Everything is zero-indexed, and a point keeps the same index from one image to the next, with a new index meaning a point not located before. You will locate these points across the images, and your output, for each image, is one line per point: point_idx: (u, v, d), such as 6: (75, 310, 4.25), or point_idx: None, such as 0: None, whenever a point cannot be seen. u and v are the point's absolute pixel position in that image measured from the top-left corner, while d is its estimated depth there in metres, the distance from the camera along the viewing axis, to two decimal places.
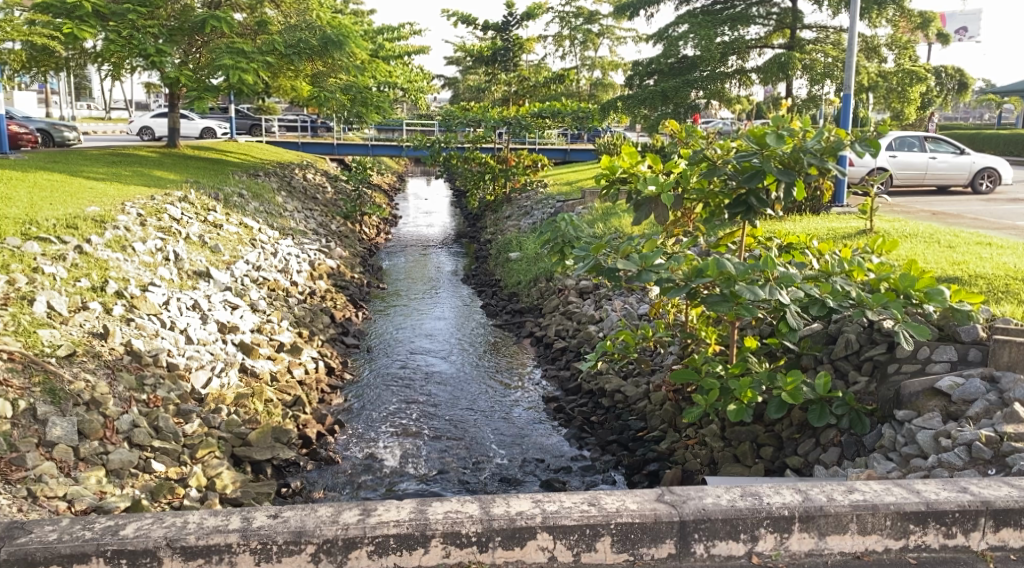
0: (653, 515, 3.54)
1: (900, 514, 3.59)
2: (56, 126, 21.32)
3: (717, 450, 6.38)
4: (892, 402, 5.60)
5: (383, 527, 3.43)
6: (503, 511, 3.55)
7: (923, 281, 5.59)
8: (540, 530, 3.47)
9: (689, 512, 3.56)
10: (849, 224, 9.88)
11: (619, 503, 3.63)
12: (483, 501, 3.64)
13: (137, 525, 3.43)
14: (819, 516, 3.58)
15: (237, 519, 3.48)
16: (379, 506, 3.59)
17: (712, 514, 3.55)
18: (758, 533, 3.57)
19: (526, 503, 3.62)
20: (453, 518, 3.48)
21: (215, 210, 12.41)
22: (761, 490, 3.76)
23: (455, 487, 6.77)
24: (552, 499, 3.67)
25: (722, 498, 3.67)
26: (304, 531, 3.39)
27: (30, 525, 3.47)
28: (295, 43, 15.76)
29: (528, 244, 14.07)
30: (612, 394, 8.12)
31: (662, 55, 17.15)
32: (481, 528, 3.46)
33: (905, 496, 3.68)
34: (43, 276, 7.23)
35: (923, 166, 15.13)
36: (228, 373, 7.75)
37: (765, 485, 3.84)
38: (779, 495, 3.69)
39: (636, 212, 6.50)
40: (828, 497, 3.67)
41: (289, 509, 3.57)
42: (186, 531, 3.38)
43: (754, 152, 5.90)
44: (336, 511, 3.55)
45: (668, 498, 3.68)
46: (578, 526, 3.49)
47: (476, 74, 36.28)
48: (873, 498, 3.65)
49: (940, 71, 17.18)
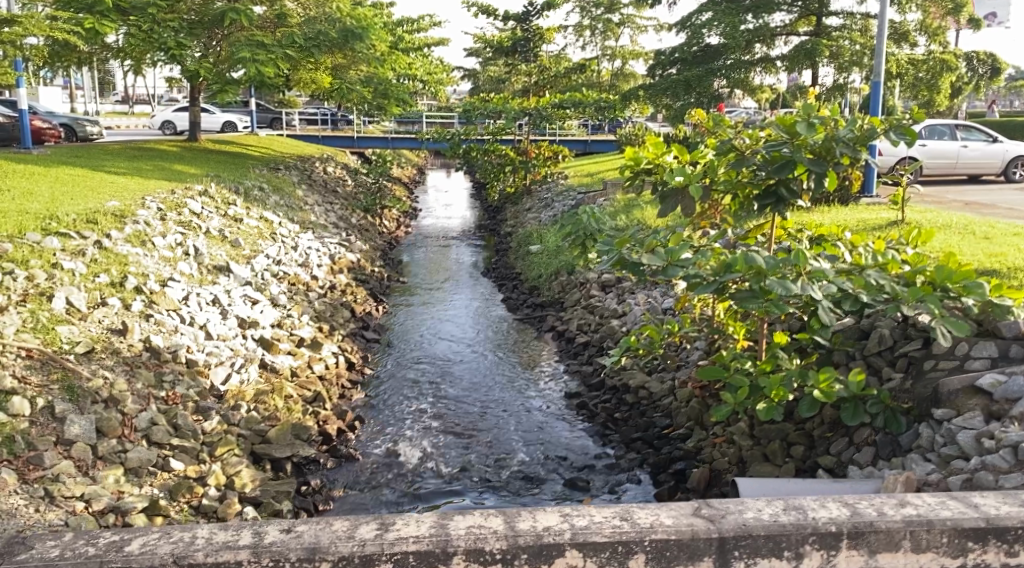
0: (690, 531, 3.39)
1: (958, 531, 3.42)
2: (79, 121, 21.40)
3: (746, 449, 6.22)
4: (930, 401, 5.40)
5: (402, 544, 3.30)
6: (529, 526, 3.41)
7: (961, 275, 5.42)
8: (568, 547, 3.33)
9: (729, 528, 3.41)
10: (880, 214, 9.63)
11: (653, 518, 3.48)
12: (507, 515, 3.51)
13: (142, 541, 3.33)
14: (870, 532, 3.41)
15: (248, 535, 3.38)
16: (398, 520, 3.47)
17: (754, 530, 3.40)
18: (803, 550, 3.40)
19: (555, 517, 3.49)
20: (476, 534, 3.36)
21: (235, 204, 12.35)
22: (804, 503, 3.60)
23: (477, 486, 6.65)
24: (581, 514, 3.53)
25: (763, 512, 3.52)
26: (318, 548, 3.28)
27: (31, 539, 3.39)
28: (314, 35, 15.62)
29: (549, 237, 13.91)
30: (636, 390, 7.94)
31: (686, 44, 16.87)
32: (506, 545, 3.32)
33: (962, 511, 3.51)
34: (62, 271, 7.19)
35: (955, 155, 14.78)
36: (247, 369, 7.65)
37: (808, 496, 3.68)
38: (824, 509, 3.54)
39: (662, 204, 6.33)
40: (878, 512, 3.51)
41: (304, 523, 3.47)
42: (194, 548, 3.28)
43: (784, 141, 5.72)
44: (352, 525, 3.44)
45: (705, 512, 3.53)
46: (610, 543, 3.35)
47: (496, 65, 36.12)
48: (928, 513, 3.48)
49: (971, 57, 16.79)
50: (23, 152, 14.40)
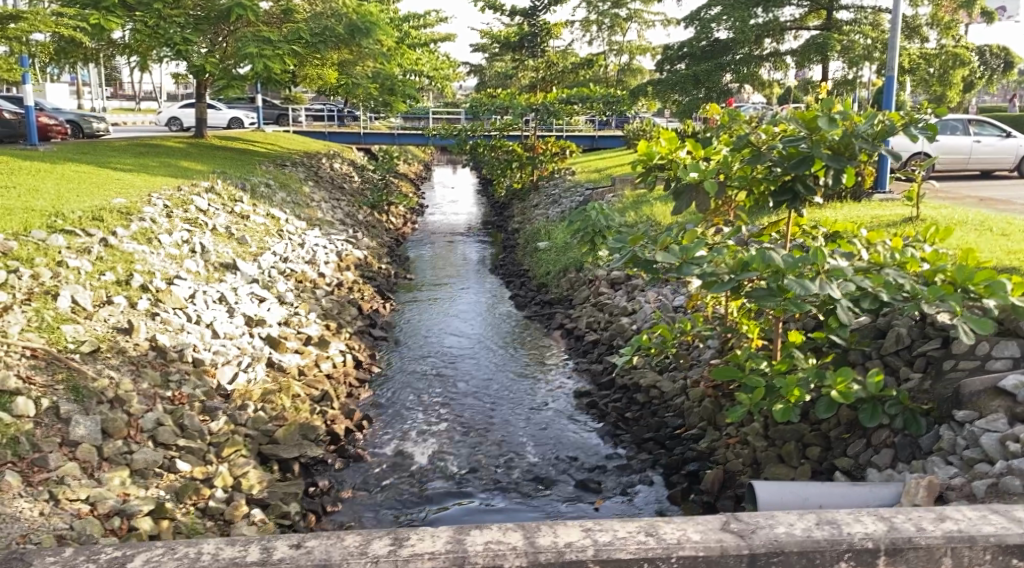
0: (719, 548, 3.29)
1: (1002, 547, 3.36)
2: (85, 118, 21.35)
3: (761, 450, 6.11)
4: (951, 402, 5.28)
5: (418, 560, 3.23)
6: (550, 542, 3.34)
7: (983, 274, 5.30)
8: (591, 564, 3.26)
9: (760, 545, 3.33)
10: (894, 211, 9.49)
11: (679, 533, 3.39)
12: (527, 529, 3.44)
13: (144, 557, 3.26)
14: (908, 549, 3.34)
15: (256, 550, 3.31)
16: (412, 535, 3.38)
17: (786, 546, 3.32)
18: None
19: (576, 532, 3.39)
20: (495, 550, 3.29)
21: (241, 201, 12.27)
22: (837, 517, 3.51)
23: (487, 487, 6.55)
24: (604, 528, 3.45)
25: (794, 526, 3.43)
26: (329, 564, 3.20)
27: (30, 554, 3.32)
28: (320, 31, 15.54)
29: (557, 234, 13.78)
30: (647, 389, 7.83)
31: (695, 39, 16.74)
32: (526, 561, 3.26)
33: (1006, 525, 3.43)
34: (67, 270, 7.12)
35: (967, 150, 14.62)
36: (255, 368, 7.57)
37: (841, 509, 3.60)
38: (859, 523, 3.46)
39: (676, 200, 6.23)
40: (917, 527, 3.42)
41: (313, 537, 3.38)
42: (200, 564, 3.21)
43: (802, 136, 5.62)
44: (365, 540, 3.36)
45: (734, 527, 3.44)
46: (635, 560, 3.26)
47: (502, 60, 35.97)
48: (970, 528, 3.41)
49: (983, 51, 16.59)
50: (29, 149, 14.34)
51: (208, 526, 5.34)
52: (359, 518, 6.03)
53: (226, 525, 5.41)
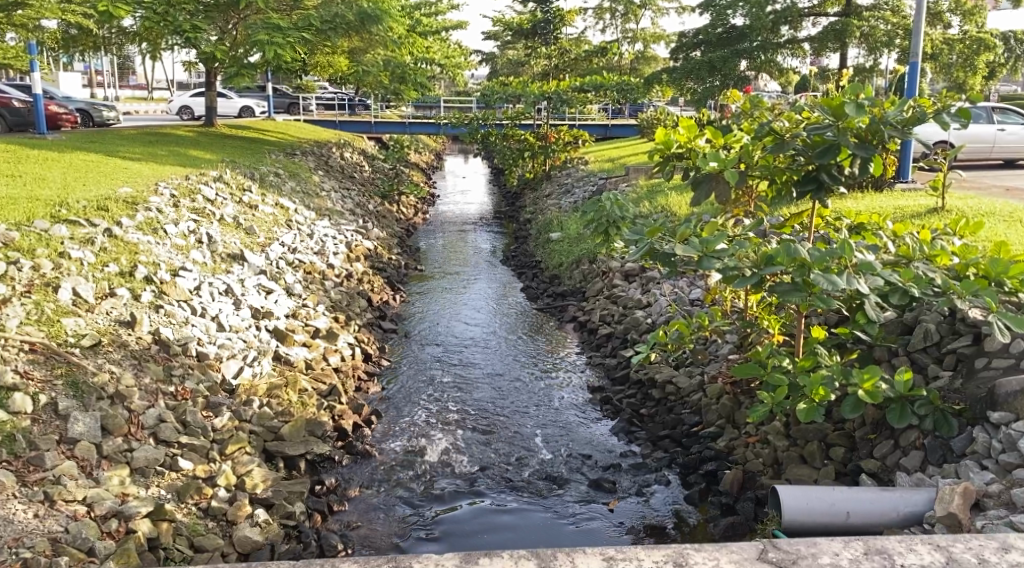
0: None
1: None
2: (95, 106, 21.22)
3: (782, 450, 5.90)
4: (984, 403, 5.04)
5: None
6: None
7: (1018, 268, 5.15)
8: None
9: None
10: (918, 201, 9.22)
11: (711, 563, 3.34)
12: (542, 557, 3.35)
13: None
14: None
15: None
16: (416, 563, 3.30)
17: None
18: None
19: (597, 561, 3.33)
20: None
21: (250, 190, 12.10)
22: (888, 545, 3.45)
23: (499, 486, 6.36)
24: (627, 556, 3.37)
25: (841, 556, 3.38)
26: None
27: None
28: (331, 18, 15.24)
29: (569, 225, 13.55)
30: (663, 384, 7.60)
31: (710, 26, 16.39)
32: None
33: None
34: (69, 260, 6.94)
35: (991, 139, 14.28)
36: (260, 362, 7.38)
37: (892, 537, 3.53)
38: (912, 553, 3.40)
39: (695, 190, 6.00)
40: (976, 558, 3.36)
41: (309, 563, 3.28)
42: None
43: (827, 124, 5.36)
44: None
45: (772, 556, 3.39)
46: None
47: (515, 48, 35.62)
48: None
49: (1008, 37, 16.16)
50: (39, 138, 14.20)
51: (210, 527, 5.18)
52: (366, 519, 5.85)
53: (229, 526, 5.25)
